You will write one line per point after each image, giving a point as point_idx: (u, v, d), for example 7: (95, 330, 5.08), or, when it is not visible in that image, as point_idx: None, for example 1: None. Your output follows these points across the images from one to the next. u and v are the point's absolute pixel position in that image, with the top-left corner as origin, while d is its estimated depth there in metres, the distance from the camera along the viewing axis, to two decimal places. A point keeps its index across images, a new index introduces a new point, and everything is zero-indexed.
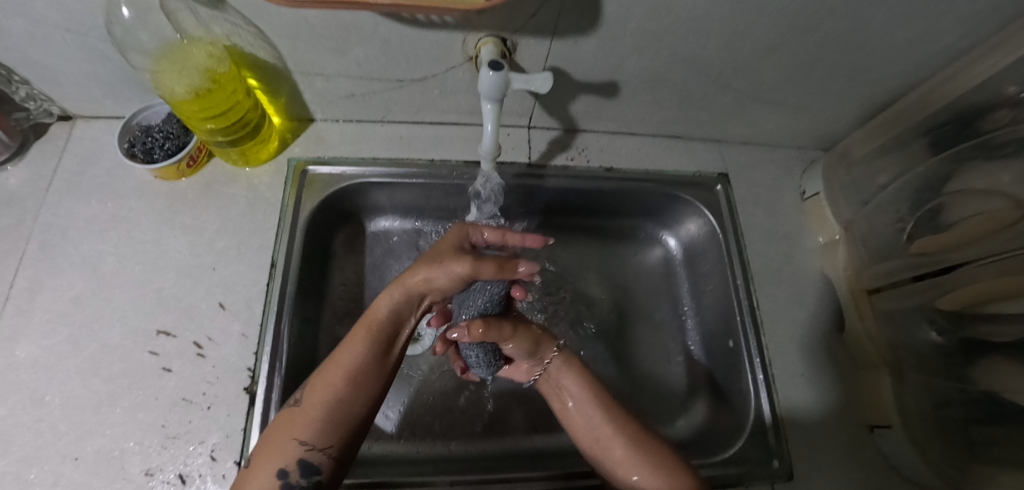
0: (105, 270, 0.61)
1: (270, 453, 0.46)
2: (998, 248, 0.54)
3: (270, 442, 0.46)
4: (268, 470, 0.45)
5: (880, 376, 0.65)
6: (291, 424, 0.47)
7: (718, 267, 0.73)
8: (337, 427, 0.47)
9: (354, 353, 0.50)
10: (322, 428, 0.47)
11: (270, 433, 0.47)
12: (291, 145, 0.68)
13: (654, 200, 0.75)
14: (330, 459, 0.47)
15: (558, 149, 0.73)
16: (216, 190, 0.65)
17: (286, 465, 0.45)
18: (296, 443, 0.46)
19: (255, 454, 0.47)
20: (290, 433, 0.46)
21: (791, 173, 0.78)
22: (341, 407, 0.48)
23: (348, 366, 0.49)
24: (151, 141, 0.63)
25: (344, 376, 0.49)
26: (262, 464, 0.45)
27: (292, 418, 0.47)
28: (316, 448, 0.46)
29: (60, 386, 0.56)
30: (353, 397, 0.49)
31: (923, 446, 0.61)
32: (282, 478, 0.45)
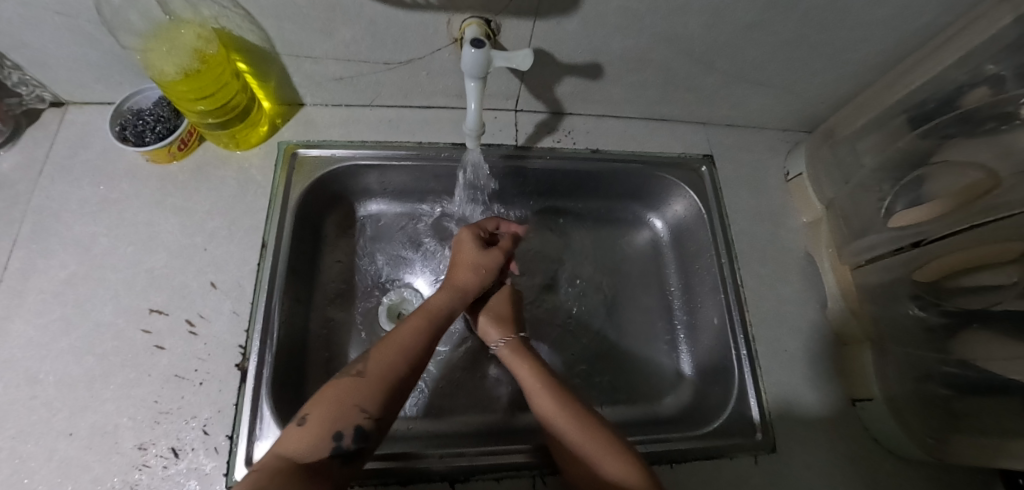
0: (98, 252, 0.62)
1: (322, 414, 0.47)
2: None
3: (323, 404, 0.48)
4: (319, 427, 0.46)
5: (863, 350, 0.66)
6: (353, 391, 0.49)
7: (703, 246, 0.74)
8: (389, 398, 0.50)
9: (415, 334, 0.55)
10: (377, 398, 0.49)
11: (323, 395, 0.49)
12: (281, 129, 0.69)
13: (641, 182, 0.76)
14: (380, 429, 0.49)
15: (546, 131, 0.74)
16: (207, 173, 0.66)
17: (342, 428, 0.46)
18: (357, 408, 0.48)
19: (302, 417, 0.47)
20: (352, 398, 0.48)
21: (775, 154, 0.80)
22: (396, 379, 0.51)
23: (405, 347, 0.53)
24: (142, 124, 0.64)
25: (405, 352, 0.53)
26: (311, 426, 0.46)
27: (352, 386, 0.49)
28: (373, 419, 0.48)
29: (54, 364, 0.57)
30: (407, 376, 0.52)
31: (904, 418, 0.62)
32: (334, 442, 0.46)
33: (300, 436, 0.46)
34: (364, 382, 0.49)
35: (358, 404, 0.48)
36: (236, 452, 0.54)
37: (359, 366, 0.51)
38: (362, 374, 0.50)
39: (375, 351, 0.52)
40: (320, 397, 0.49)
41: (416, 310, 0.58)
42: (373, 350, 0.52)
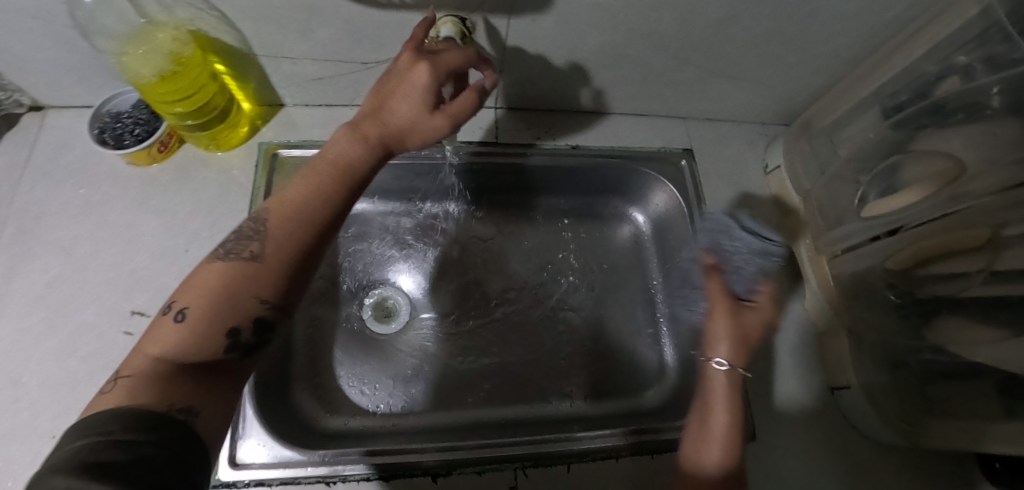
0: (79, 254, 0.62)
1: (206, 301, 0.38)
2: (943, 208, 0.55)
3: (202, 292, 0.38)
4: (201, 333, 0.37)
5: (842, 340, 0.68)
6: (241, 273, 0.39)
7: (684, 239, 0.75)
8: (291, 271, 0.41)
9: (317, 199, 0.43)
10: (278, 263, 0.40)
11: (207, 273, 0.39)
12: (262, 130, 0.70)
13: (621, 177, 0.77)
14: (282, 314, 0.41)
15: (526, 128, 0.74)
16: (188, 174, 0.66)
17: (239, 322, 0.38)
18: (252, 298, 0.39)
19: (174, 302, 0.39)
20: (235, 285, 0.39)
21: (754, 147, 0.81)
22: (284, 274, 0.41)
23: (310, 216, 0.42)
24: (121, 128, 0.64)
25: (304, 226, 0.42)
26: (195, 306, 0.37)
27: (241, 272, 0.39)
28: (274, 306, 0.40)
29: (37, 367, 0.57)
30: (284, 266, 0.41)
31: (880, 404, 0.64)
32: (229, 336, 0.38)
33: (217, 275, 0.39)
34: (261, 268, 0.40)
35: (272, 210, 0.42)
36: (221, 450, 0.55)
37: (255, 245, 0.40)
38: (255, 260, 0.40)
39: (261, 252, 0.40)
40: (213, 267, 0.40)
41: (321, 161, 0.44)
42: (268, 210, 0.42)
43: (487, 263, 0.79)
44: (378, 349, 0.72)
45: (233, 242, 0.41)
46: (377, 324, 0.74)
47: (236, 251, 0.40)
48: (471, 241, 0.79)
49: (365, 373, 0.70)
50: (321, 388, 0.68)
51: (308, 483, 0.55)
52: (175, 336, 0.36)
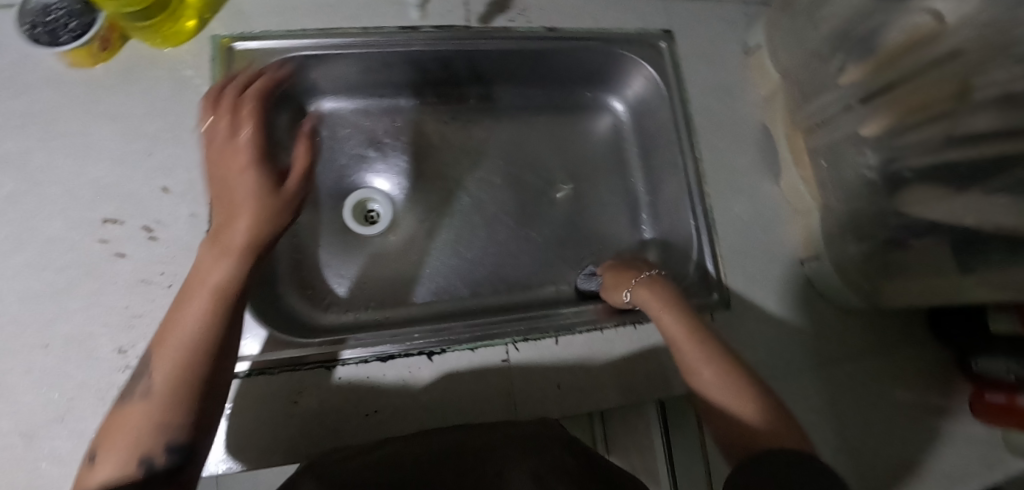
0: (31, 168, 0.58)
1: (172, 364, 0.40)
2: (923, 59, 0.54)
3: (114, 435, 0.39)
4: (177, 383, 0.40)
5: (812, 214, 0.70)
6: (141, 408, 0.39)
7: (664, 125, 0.74)
8: (187, 390, 0.40)
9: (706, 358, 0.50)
10: (171, 396, 0.39)
11: (122, 415, 0.40)
12: (210, 23, 0.64)
13: (596, 61, 0.74)
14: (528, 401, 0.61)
15: (498, 10, 0.70)
16: (137, 74, 0.61)
17: (151, 453, 0.37)
18: (160, 434, 0.38)
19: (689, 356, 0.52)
20: (139, 420, 0.39)
21: (739, 26, 0.78)
22: (195, 375, 0.41)
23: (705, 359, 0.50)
24: (54, 23, 0.58)
25: (198, 358, 0.41)
26: (180, 306, 0.43)
27: (144, 411, 0.39)
28: (186, 431, 0.39)
29: (13, 281, 0.55)
30: (200, 362, 0.41)
31: (844, 269, 0.68)
32: (142, 468, 0.37)
33: (184, 328, 0.42)
34: (156, 396, 0.39)
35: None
36: None
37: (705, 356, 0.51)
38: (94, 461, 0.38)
39: (99, 450, 0.39)
40: (147, 355, 0.42)
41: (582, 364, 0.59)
42: (151, 355, 0.41)
43: (464, 158, 0.78)
44: (363, 249, 0.73)
45: (133, 383, 0.41)
46: (358, 225, 0.74)
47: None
48: (447, 138, 0.78)
49: (353, 273, 0.71)
50: (309, 289, 0.68)
51: (309, 370, 0.57)
52: (199, 314, 0.42)
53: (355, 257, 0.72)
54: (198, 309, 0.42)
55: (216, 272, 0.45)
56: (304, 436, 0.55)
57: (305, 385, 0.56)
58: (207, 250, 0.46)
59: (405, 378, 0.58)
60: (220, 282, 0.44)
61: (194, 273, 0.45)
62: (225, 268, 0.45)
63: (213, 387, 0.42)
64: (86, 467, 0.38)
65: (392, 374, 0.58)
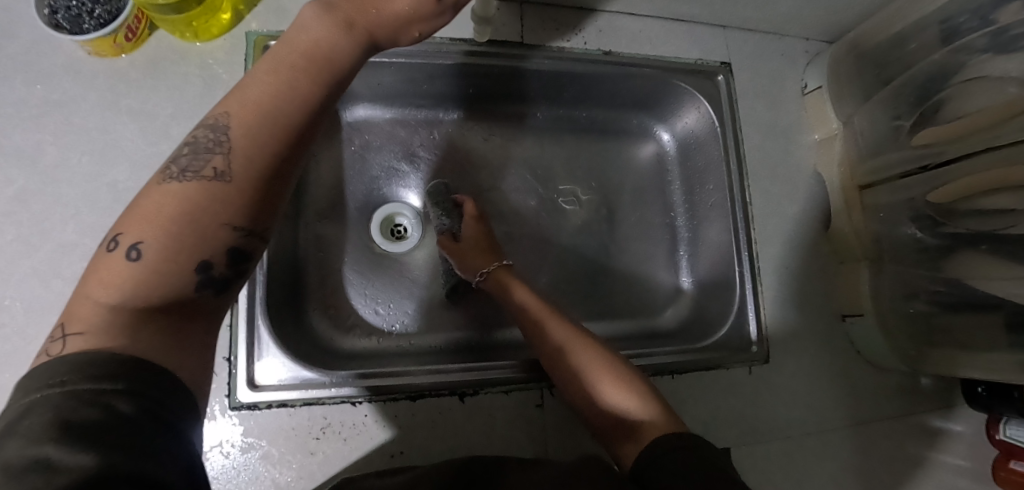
0: (45, 165, 0.53)
1: (251, 126, 0.32)
2: (1003, 137, 0.52)
3: (145, 218, 0.30)
4: (254, 171, 0.32)
5: (861, 270, 0.68)
6: (204, 194, 0.31)
7: (713, 161, 0.71)
8: (268, 180, 0.33)
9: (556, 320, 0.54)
10: (248, 181, 0.32)
11: (158, 199, 0.31)
12: (247, 18, 0.59)
13: (649, 89, 0.71)
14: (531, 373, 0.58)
15: (554, 28, 0.66)
16: (165, 69, 0.57)
17: (211, 255, 0.31)
18: (222, 224, 0.32)
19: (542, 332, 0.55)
20: (201, 211, 0.31)
21: (795, 64, 0.75)
22: (267, 148, 0.32)
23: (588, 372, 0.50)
24: (78, 8, 0.53)
25: (275, 134, 0.32)
26: (268, 66, 0.33)
27: (205, 194, 0.31)
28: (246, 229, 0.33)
29: (19, 288, 0.51)
30: (275, 138, 0.32)
31: (889, 332, 0.66)
32: (200, 271, 0.31)
33: (261, 90, 0.32)
34: (228, 188, 0.31)
35: (66, 331, 0.28)
36: (236, 374, 0.52)
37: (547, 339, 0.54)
38: (136, 257, 0.29)
39: (120, 243, 0.30)
40: (216, 117, 0.33)
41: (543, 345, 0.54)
42: (230, 112, 0.32)
43: (500, 177, 0.75)
44: (390, 268, 0.69)
45: (187, 157, 0.32)
46: (386, 242, 0.70)
47: (45, 351, 0.28)
48: (484, 155, 0.74)
49: (378, 293, 0.67)
50: (332, 309, 0.64)
51: (333, 404, 0.54)
52: (278, 97, 0.32)
53: (380, 276, 0.68)
54: (292, 78, 0.33)
55: (341, 50, 0.35)
56: (326, 474, 0.52)
57: (329, 421, 0.53)
58: (318, 10, 0.35)
59: (436, 418, 0.56)
60: (268, 101, 0.32)
61: (292, 30, 0.34)
62: (345, 44, 0.35)
63: (288, 170, 0.34)
64: (115, 257, 0.30)
65: (421, 414, 0.55)
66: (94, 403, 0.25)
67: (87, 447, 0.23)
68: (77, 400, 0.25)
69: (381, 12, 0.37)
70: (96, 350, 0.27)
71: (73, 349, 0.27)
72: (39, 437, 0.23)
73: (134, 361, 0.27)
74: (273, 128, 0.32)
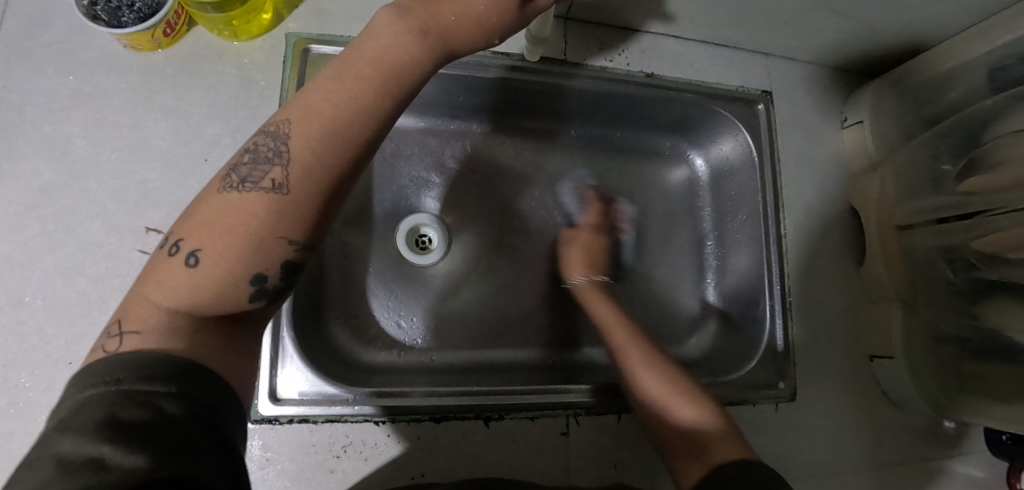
0: (73, 159, 0.52)
1: (312, 137, 0.32)
2: None
3: (205, 224, 0.31)
4: (315, 184, 0.31)
5: (892, 311, 0.66)
6: (262, 206, 0.31)
7: (747, 190, 0.70)
8: (327, 195, 0.32)
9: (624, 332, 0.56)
10: (306, 194, 0.31)
11: (218, 206, 0.31)
12: (287, 19, 0.58)
13: (687, 114, 0.70)
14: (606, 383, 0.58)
15: (597, 47, 0.65)
16: (201, 66, 0.55)
17: (266, 268, 0.31)
18: (278, 238, 0.31)
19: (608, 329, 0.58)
20: (258, 225, 0.31)
21: (835, 96, 0.74)
22: (330, 159, 0.32)
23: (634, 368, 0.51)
24: (118, 1, 0.51)
25: (336, 145, 0.32)
26: (335, 76, 0.33)
27: (260, 205, 0.31)
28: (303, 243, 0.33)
29: (40, 286, 0.49)
30: (337, 152, 0.32)
31: (918, 376, 0.64)
32: (255, 283, 0.31)
33: (325, 99, 0.32)
34: (285, 200, 0.31)
35: (124, 329, 0.30)
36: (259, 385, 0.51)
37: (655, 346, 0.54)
38: (193, 264, 0.30)
39: (179, 253, 0.31)
40: (277, 124, 0.33)
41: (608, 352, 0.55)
42: (292, 120, 0.32)
43: (530, 193, 0.73)
44: (414, 281, 0.68)
45: (247, 166, 0.32)
46: (411, 254, 0.68)
47: (102, 347, 0.29)
48: (515, 170, 0.73)
49: (401, 306, 0.66)
50: (354, 321, 0.63)
51: (356, 422, 0.52)
52: (340, 111, 0.32)
53: (403, 288, 0.67)
54: (357, 92, 0.33)
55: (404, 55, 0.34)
56: None
57: (351, 439, 0.52)
58: (390, 20, 0.35)
59: (458, 441, 0.54)
60: (334, 113, 0.32)
61: (364, 39, 0.34)
62: (411, 52, 0.34)
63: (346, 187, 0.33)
64: (176, 261, 0.30)
65: (444, 436, 0.54)
66: (143, 405, 0.26)
67: (142, 448, 0.24)
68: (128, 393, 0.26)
69: (460, 19, 0.36)
70: (149, 354, 0.28)
71: (129, 348, 0.28)
72: (92, 438, 0.23)
73: (187, 365, 0.28)
74: (337, 144, 0.32)
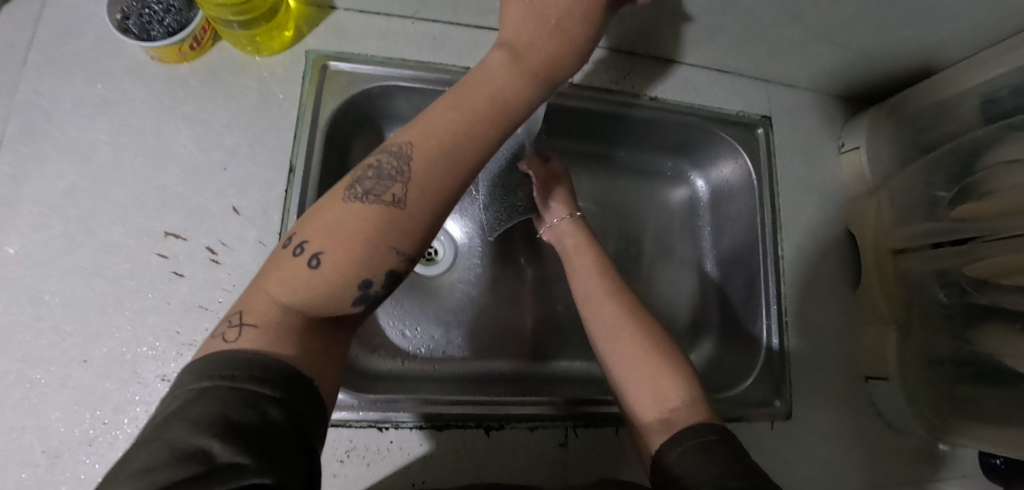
0: (97, 164, 0.54)
1: (430, 162, 0.35)
2: None
3: (328, 228, 0.34)
4: (428, 203, 0.35)
5: (887, 333, 0.68)
6: (379, 218, 0.34)
7: (746, 211, 0.72)
8: (436, 214, 0.35)
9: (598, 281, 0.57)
10: (421, 211, 0.34)
11: (341, 214, 0.34)
12: (308, 36, 0.60)
13: (689, 136, 0.72)
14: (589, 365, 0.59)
15: (603, 70, 0.68)
16: (224, 79, 0.58)
17: (372, 275, 0.34)
18: (391, 249, 0.34)
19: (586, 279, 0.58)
20: (375, 236, 0.33)
21: (833, 123, 0.76)
22: (442, 183, 0.35)
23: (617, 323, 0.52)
24: (148, 15, 0.54)
25: (451, 170, 0.35)
26: (452, 106, 0.37)
27: (380, 216, 0.34)
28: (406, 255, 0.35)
29: (60, 284, 0.51)
30: (450, 176, 0.35)
31: (913, 397, 0.65)
32: (361, 288, 0.34)
33: (444, 127, 0.36)
34: (402, 214, 0.34)
35: (243, 320, 0.32)
36: None
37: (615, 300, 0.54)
38: (315, 266, 0.33)
39: (303, 250, 0.34)
40: (399, 145, 0.36)
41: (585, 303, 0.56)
42: (413, 142, 0.35)
43: None
44: (419, 290, 0.69)
45: (370, 179, 0.35)
46: (417, 264, 0.70)
47: (222, 335, 0.32)
48: None
49: (406, 315, 0.67)
50: None
51: (360, 427, 0.53)
52: (460, 141, 0.36)
53: (409, 298, 0.68)
54: (471, 122, 0.37)
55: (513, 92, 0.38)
56: None
57: (355, 444, 0.53)
58: (505, 59, 0.39)
59: (459, 449, 0.55)
60: (460, 145, 0.36)
61: (479, 74, 0.38)
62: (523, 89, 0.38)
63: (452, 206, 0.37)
64: (298, 261, 0.33)
65: (445, 444, 0.55)
66: (249, 405, 0.27)
67: (244, 447, 0.25)
68: (246, 388, 0.28)
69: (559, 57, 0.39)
70: (261, 355, 0.30)
71: (244, 344, 0.30)
72: (202, 429, 0.25)
73: (293, 372, 0.30)
74: (456, 172, 0.35)
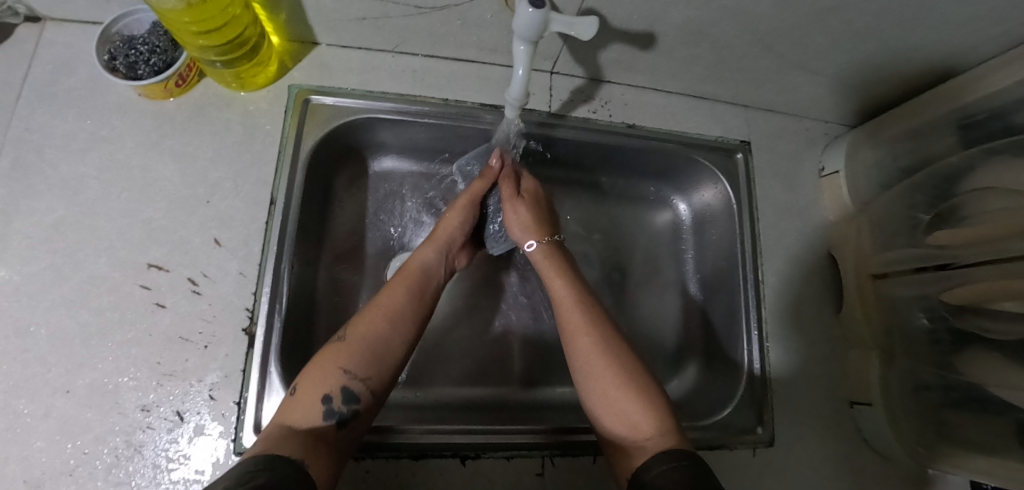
0: (85, 198, 0.56)
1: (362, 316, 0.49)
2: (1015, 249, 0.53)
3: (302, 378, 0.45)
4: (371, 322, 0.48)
5: (872, 359, 0.67)
6: (335, 349, 0.46)
7: (726, 235, 0.72)
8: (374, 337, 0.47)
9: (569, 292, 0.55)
10: (360, 336, 0.47)
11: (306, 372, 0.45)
12: (291, 71, 0.62)
13: (669, 162, 0.73)
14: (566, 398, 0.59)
15: (581, 99, 0.69)
16: (209, 114, 0.59)
17: (331, 391, 0.43)
18: (341, 372, 0.44)
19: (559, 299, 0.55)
20: (334, 360, 0.45)
21: (814, 146, 0.77)
22: (376, 324, 0.48)
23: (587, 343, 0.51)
24: (135, 55, 0.56)
25: (379, 318, 0.49)
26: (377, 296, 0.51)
27: (336, 347, 0.46)
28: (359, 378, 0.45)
29: (46, 316, 0.52)
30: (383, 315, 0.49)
31: (897, 424, 0.65)
32: (326, 405, 0.43)
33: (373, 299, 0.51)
34: (344, 345, 0.46)
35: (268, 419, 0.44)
36: (246, 418, 0.52)
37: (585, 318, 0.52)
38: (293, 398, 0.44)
39: (299, 387, 0.44)
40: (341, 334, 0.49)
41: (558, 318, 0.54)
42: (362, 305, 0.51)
43: None
44: None
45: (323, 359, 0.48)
46: None
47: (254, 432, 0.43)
48: None
49: None
50: None
51: None
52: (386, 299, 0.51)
53: None
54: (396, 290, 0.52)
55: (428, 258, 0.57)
56: None
57: None
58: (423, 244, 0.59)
59: (436, 480, 0.55)
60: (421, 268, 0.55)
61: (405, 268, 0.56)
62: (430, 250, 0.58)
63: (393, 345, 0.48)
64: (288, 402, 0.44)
65: (422, 475, 0.55)
66: None
67: None
68: None
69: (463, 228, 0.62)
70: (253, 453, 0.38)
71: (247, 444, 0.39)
72: None
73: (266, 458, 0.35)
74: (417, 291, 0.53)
